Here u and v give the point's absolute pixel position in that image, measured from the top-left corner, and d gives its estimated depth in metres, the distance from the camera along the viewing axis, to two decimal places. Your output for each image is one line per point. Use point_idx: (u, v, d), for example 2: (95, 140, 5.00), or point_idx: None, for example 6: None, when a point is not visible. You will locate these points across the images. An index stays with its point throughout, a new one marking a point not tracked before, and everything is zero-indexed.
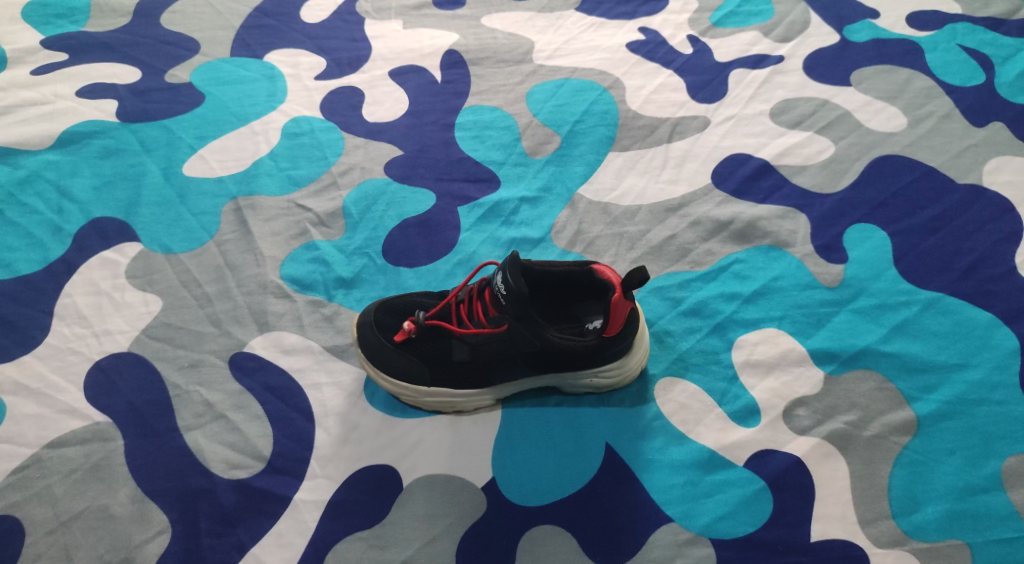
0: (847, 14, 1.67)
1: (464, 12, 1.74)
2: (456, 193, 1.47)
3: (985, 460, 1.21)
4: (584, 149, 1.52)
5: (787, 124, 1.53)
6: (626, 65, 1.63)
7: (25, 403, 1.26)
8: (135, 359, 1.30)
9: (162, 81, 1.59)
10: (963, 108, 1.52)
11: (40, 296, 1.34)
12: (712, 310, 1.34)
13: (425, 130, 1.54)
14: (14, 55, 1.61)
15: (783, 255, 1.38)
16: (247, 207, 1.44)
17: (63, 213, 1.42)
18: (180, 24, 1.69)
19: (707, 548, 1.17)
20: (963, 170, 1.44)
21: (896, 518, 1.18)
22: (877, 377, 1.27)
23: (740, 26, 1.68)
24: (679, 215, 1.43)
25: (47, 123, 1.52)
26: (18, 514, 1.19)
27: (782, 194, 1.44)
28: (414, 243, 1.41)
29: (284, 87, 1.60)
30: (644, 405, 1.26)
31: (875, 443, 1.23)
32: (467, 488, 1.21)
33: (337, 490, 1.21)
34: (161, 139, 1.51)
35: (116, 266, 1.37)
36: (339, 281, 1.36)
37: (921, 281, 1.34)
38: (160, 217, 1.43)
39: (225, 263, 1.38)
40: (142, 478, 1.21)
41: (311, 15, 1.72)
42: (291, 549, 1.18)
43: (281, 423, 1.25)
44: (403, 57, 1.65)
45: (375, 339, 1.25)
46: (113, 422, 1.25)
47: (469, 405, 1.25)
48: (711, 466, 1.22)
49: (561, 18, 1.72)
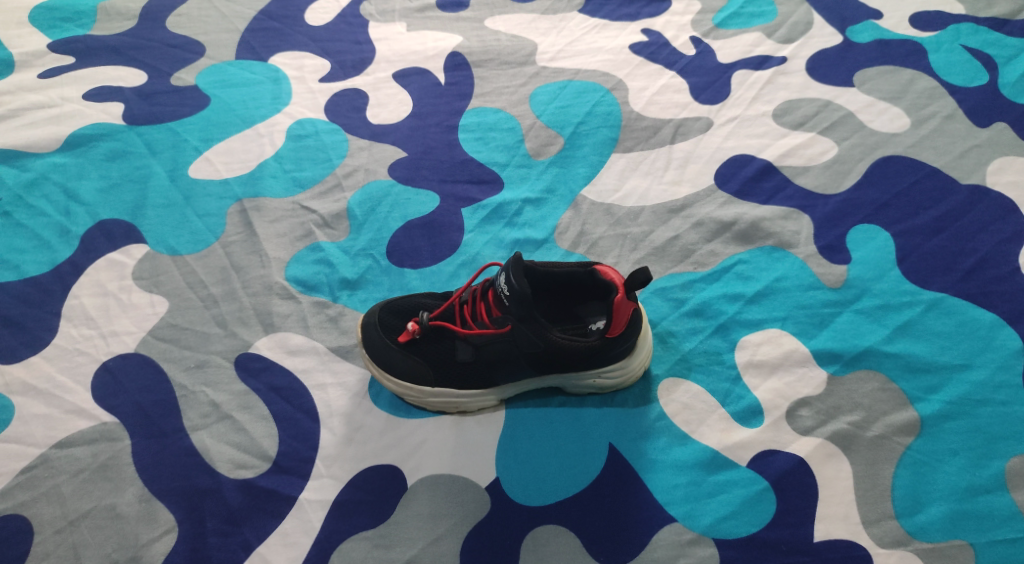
0: (850, 15, 1.68)
1: (468, 14, 1.74)
2: (459, 194, 1.47)
3: (989, 460, 1.21)
4: (587, 150, 1.52)
5: (790, 125, 1.53)
6: (629, 67, 1.64)
7: (33, 404, 1.27)
8: (142, 359, 1.31)
9: (167, 84, 1.60)
10: (967, 108, 1.52)
11: (48, 297, 1.35)
12: (715, 311, 1.34)
13: (429, 132, 1.55)
14: (22, 58, 1.62)
15: (787, 256, 1.38)
16: (252, 208, 1.45)
17: (70, 215, 1.43)
18: (185, 27, 1.70)
19: (710, 548, 1.18)
20: (966, 171, 1.44)
21: (899, 519, 1.18)
22: (880, 377, 1.27)
23: (743, 27, 1.69)
24: (682, 216, 1.44)
25: (54, 126, 1.53)
26: (26, 513, 1.20)
27: (785, 195, 1.45)
28: (418, 244, 1.41)
29: (288, 89, 1.61)
30: (648, 405, 1.27)
31: (878, 443, 1.23)
32: (472, 488, 1.21)
33: (342, 490, 1.22)
34: (167, 142, 1.52)
35: (123, 268, 1.38)
36: (344, 282, 1.37)
37: (925, 282, 1.34)
38: (166, 219, 1.44)
39: (230, 264, 1.39)
40: (149, 478, 1.22)
41: (315, 17, 1.73)
42: (296, 548, 1.18)
43: (286, 423, 1.26)
44: (408, 60, 1.66)
45: (379, 339, 1.25)
46: (120, 423, 1.26)
47: (473, 405, 1.25)
48: (715, 466, 1.22)
49: (564, 20, 1.73)
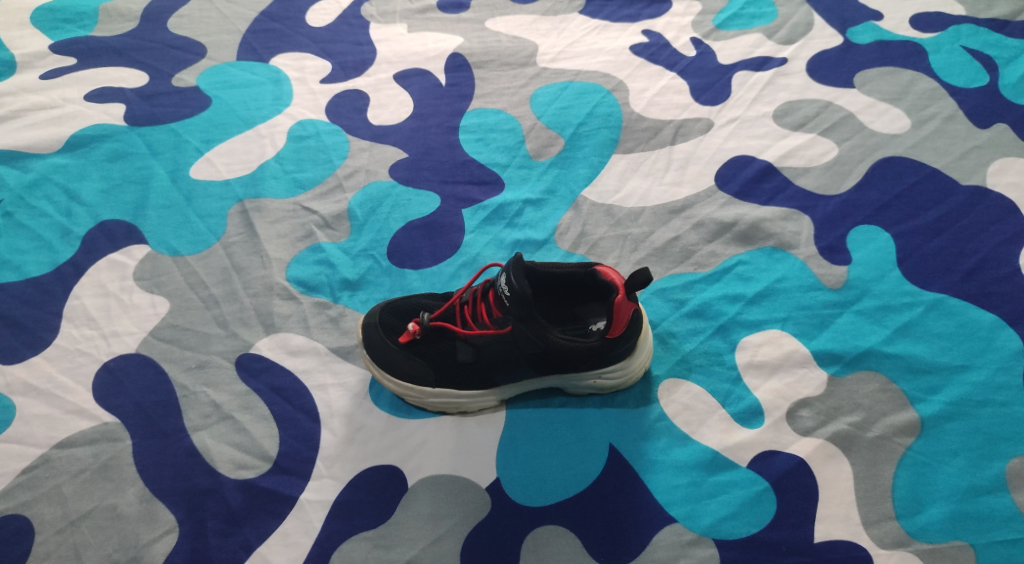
0: (850, 16, 1.68)
1: (469, 15, 1.74)
2: (460, 195, 1.47)
3: (989, 461, 1.21)
4: (588, 151, 1.52)
5: (791, 126, 1.53)
6: (630, 68, 1.64)
7: (34, 404, 1.27)
8: (142, 359, 1.31)
9: (169, 85, 1.60)
10: (967, 109, 1.52)
11: (49, 298, 1.35)
12: (715, 311, 1.34)
13: (429, 133, 1.55)
14: (24, 59, 1.63)
15: (787, 257, 1.38)
16: (253, 209, 1.45)
17: (72, 216, 1.43)
18: (187, 28, 1.70)
19: (711, 549, 1.18)
20: (966, 172, 1.45)
21: (899, 519, 1.18)
22: (880, 378, 1.27)
23: (744, 28, 1.69)
24: (682, 217, 1.44)
25: (56, 127, 1.53)
26: (27, 513, 1.20)
27: (785, 196, 1.45)
28: (419, 245, 1.42)
29: (289, 91, 1.61)
30: (648, 406, 1.27)
31: (878, 444, 1.23)
32: (472, 488, 1.22)
33: (344, 490, 1.22)
34: (168, 143, 1.53)
35: (124, 269, 1.38)
36: (345, 283, 1.37)
37: (925, 283, 1.35)
38: (168, 220, 1.44)
39: (232, 265, 1.39)
40: (149, 478, 1.22)
41: (316, 18, 1.73)
42: (296, 549, 1.18)
43: (287, 423, 1.26)
44: (409, 61, 1.66)
45: (380, 340, 1.25)
46: (121, 423, 1.26)
47: (474, 406, 1.26)
48: (715, 467, 1.22)
49: (565, 21, 1.73)
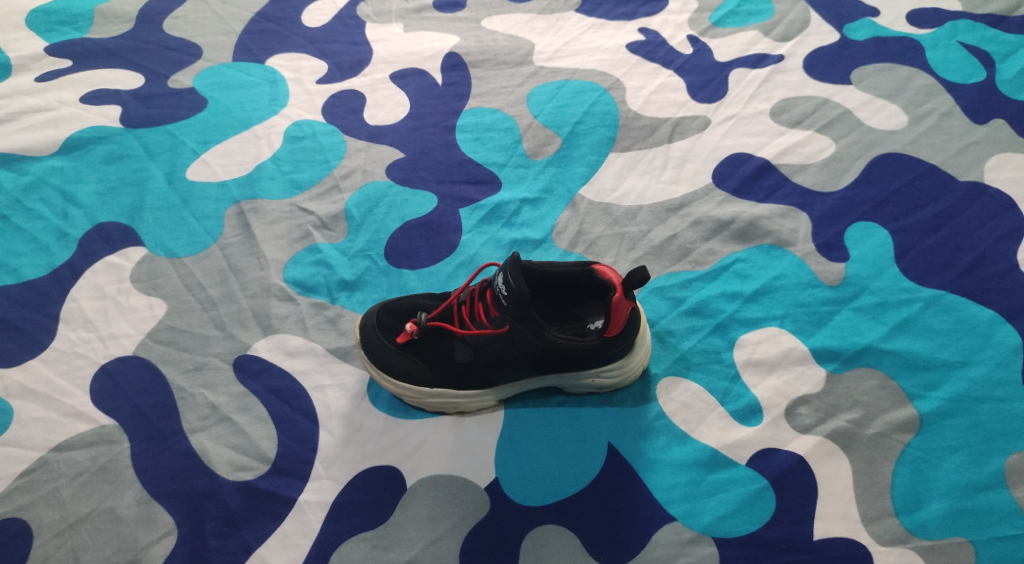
0: (847, 12, 1.68)
1: (465, 14, 1.74)
2: (457, 195, 1.47)
3: (988, 457, 1.21)
4: (585, 150, 1.52)
5: (788, 123, 1.53)
6: (626, 66, 1.64)
7: (32, 407, 1.27)
8: (140, 362, 1.31)
9: (164, 86, 1.60)
10: (964, 105, 1.52)
11: (46, 301, 1.35)
12: (713, 309, 1.34)
13: (426, 133, 1.55)
14: (19, 62, 1.62)
15: (785, 254, 1.38)
16: (250, 210, 1.45)
17: (69, 218, 1.43)
18: (182, 29, 1.70)
19: (710, 547, 1.17)
20: (964, 168, 1.44)
21: (898, 516, 1.18)
22: (878, 375, 1.27)
23: (740, 25, 1.69)
24: (679, 215, 1.44)
25: (52, 129, 1.53)
26: (26, 517, 1.20)
27: (783, 193, 1.45)
28: (416, 245, 1.41)
29: (285, 91, 1.61)
30: (647, 405, 1.27)
31: (877, 441, 1.23)
32: (471, 488, 1.21)
33: (343, 490, 1.22)
34: (165, 144, 1.52)
35: (122, 271, 1.38)
36: (342, 283, 1.37)
37: (923, 279, 1.34)
38: (164, 222, 1.44)
39: (229, 266, 1.39)
40: (148, 481, 1.22)
41: (312, 19, 1.73)
42: (296, 550, 1.18)
43: (286, 424, 1.26)
44: (405, 61, 1.66)
45: (378, 340, 1.25)
46: (119, 425, 1.26)
47: (472, 406, 1.25)
48: (714, 465, 1.22)
49: (561, 19, 1.73)
